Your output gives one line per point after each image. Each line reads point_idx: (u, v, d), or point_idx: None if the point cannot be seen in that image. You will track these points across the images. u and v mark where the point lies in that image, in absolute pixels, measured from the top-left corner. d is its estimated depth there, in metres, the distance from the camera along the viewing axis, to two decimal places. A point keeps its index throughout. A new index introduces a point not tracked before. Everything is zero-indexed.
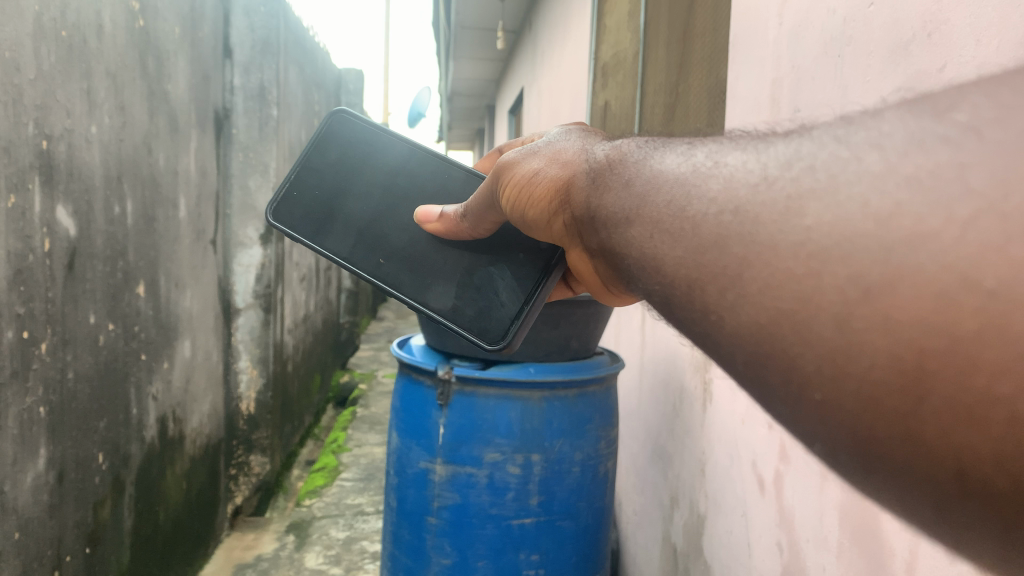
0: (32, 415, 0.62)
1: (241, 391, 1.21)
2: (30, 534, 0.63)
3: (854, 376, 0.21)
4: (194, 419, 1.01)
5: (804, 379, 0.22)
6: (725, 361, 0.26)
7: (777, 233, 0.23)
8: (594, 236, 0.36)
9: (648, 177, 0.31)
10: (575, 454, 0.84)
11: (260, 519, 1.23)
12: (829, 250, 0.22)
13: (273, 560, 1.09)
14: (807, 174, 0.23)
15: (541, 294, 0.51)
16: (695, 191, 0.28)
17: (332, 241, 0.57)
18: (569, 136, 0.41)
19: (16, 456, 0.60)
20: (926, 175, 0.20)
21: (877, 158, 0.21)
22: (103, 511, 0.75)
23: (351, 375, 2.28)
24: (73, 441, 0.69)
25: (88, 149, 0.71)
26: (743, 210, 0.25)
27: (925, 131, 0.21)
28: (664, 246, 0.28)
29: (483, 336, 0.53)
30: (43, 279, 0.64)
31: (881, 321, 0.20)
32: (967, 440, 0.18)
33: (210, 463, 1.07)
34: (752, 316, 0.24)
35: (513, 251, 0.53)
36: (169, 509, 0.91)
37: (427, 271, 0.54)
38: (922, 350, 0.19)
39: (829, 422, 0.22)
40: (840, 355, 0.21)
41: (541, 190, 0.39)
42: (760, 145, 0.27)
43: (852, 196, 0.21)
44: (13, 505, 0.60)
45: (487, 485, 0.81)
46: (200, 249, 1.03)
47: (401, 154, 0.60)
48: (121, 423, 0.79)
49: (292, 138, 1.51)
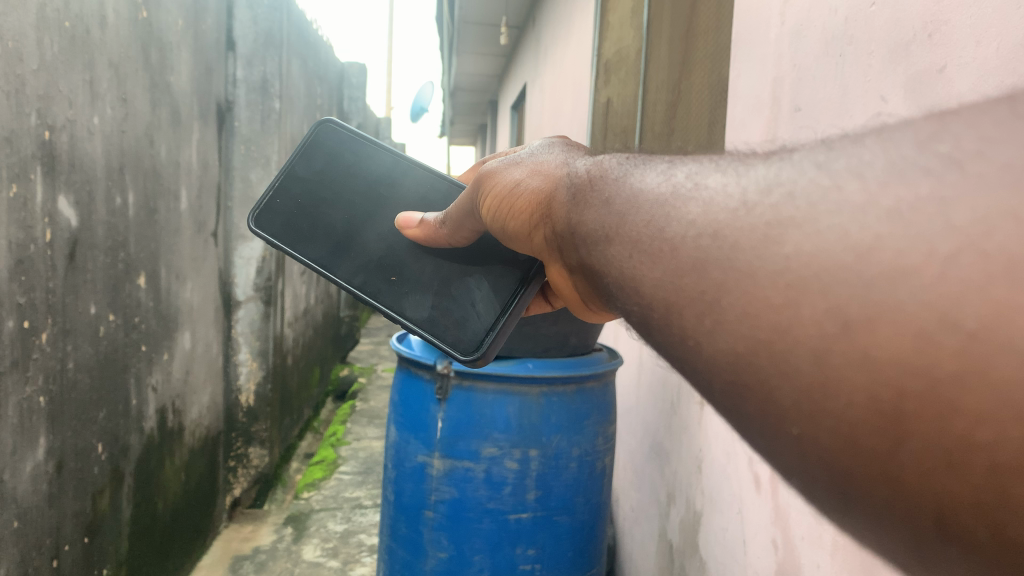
0: (31, 404, 0.63)
1: (240, 383, 1.20)
2: (29, 523, 0.63)
3: (831, 413, 0.21)
4: (193, 411, 1.01)
5: (781, 413, 0.22)
6: (703, 387, 0.26)
7: (756, 260, 0.23)
8: (574, 253, 0.36)
9: (628, 196, 0.31)
10: (572, 450, 0.84)
11: (257, 511, 1.24)
12: (809, 279, 0.21)
13: (271, 552, 1.09)
14: (786, 202, 0.23)
15: (514, 301, 0.52)
16: (675, 212, 0.28)
17: (313, 249, 0.57)
18: (552, 149, 0.41)
19: (16, 446, 0.60)
20: (907, 208, 0.20)
21: (857, 186, 0.21)
22: (102, 500, 0.75)
23: (351, 369, 2.28)
24: (73, 431, 0.70)
25: (89, 140, 0.71)
26: (723, 234, 0.25)
27: (907, 161, 0.21)
28: (641, 264, 0.28)
29: (455, 347, 0.52)
30: (44, 269, 0.64)
31: (859, 359, 0.20)
32: (945, 486, 0.18)
33: (208, 456, 1.08)
34: (728, 344, 0.24)
35: (490, 261, 0.53)
36: (167, 500, 0.92)
37: (408, 284, 0.55)
38: (901, 392, 0.19)
39: (806, 456, 0.22)
40: (819, 390, 0.21)
41: (520, 201, 0.39)
42: (739, 167, 0.27)
43: (831, 225, 0.21)
44: (13, 494, 0.60)
45: (484, 478, 0.81)
46: (201, 241, 1.03)
47: (388, 163, 0.60)
48: (121, 414, 0.79)
49: (294, 131, 1.51)
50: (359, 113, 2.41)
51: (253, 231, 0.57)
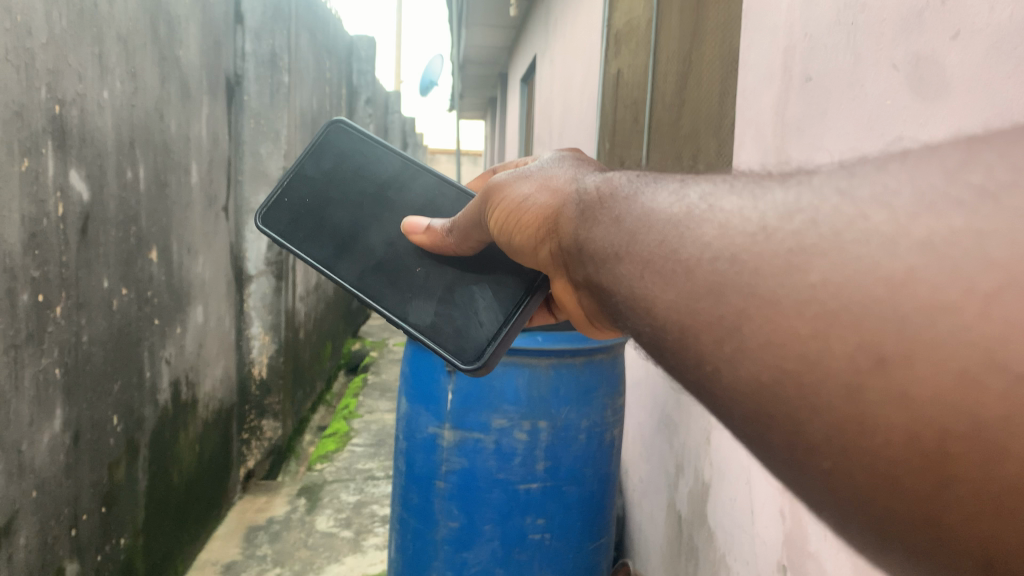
0: (48, 376, 0.64)
1: (253, 355, 1.21)
2: (48, 493, 0.64)
3: (866, 450, 0.20)
4: (206, 384, 1.02)
5: (810, 446, 0.22)
6: (722, 414, 0.25)
7: (779, 288, 0.23)
8: (580, 269, 0.35)
9: (637, 217, 0.31)
10: (581, 421, 0.84)
11: (271, 483, 1.25)
12: (840, 309, 0.21)
13: (284, 523, 1.11)
14: (808, 229, 0.23)
15: (518, 312, 0.52)
16: (689, 233, 0.27)
17: (317, 248, 0.57)
18: (561, 164, 0.41)
19: (32, 416, 0.61)
20: (940, 240, 0.19)
21: (885, 217, 0.21)
22: (118, 471, 0.77)
23: (362, 343, 2.30)
24: (89, 402, 0.71)
25: (100, 115, 0.71)
26: (741, 259, 0.24)
27: (937, 191, 0.20)
28: (653, 286, 0.28)
29: (458, 356, 0.53)
30: (57, 242, 0.64)
31: (899, 396, 0.20)
32: (992, 529, 0.18)
33: (222, 428, 1.09)
34: (751, 371, 0.23)
35: (495, 270, 0.53)
36: (183, 471, 0.93)
37: (410, 288, 0.54)
38: (945, 432, 0.19)
39: (838, 491, 0.21)
40: (854, 425, 0.21)
41: (529, 216, 0.38)
42: (756, 190, 0.26)
43: (860, 256, 0.21)
44: (31, 461, 0.61)
45: (494, 450, 0.82)
46: (212, 215, 1.04)
47: (396, 166, 0.60)
48: (135, 386, 0.80)
49: (302, 104, 1.51)
50: (367, 86, 2.41)
51: (259, 228, 0.57)
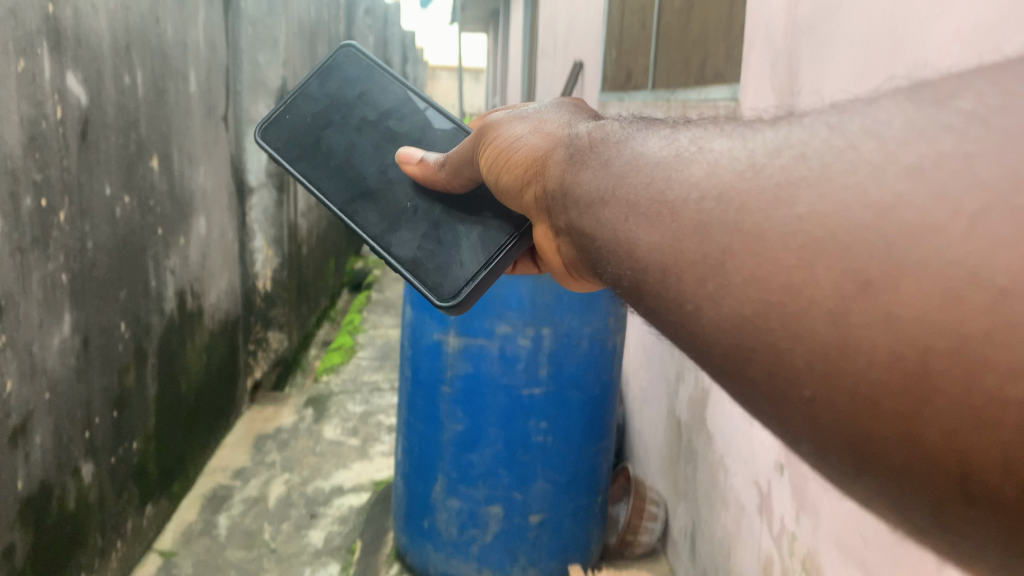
0: (54, 281, 0.64)
1: (258, 268, 1.21)
2: (60, 395, 0.66)
3: (849, 378, 0.19)
4: (211, 295, 1.03)
5: (792, 377, 0.21)
6: (701, 355, 0.24)
7: (764, 222, 0.22)
8: (562, 211, 0.34)
9: (627, 159, 0.29)
10: (583, 328, 0.85)
11: (279, 394, 1.28)
12: (826, 237, 0.20)
13: (292, 433, 1.15)
14: (797, 163, 0.22)
15: (498, 255, 0.50)
16: (677, 175, 0.26)
17: (311, 169, 0.55)
18: (560, 108, 0.39)
19: (41, 319, 0.62)
20: (929, 163, 0.18)
21: (874, 146, 0.20)
22: (128, 376, 0.78)
23: (366, 260, 2.32)
24: (96, 308, 0.71)
25: (94, 15, 0.69)
26: (729, 196, 0.23)
27: (926, 117, 0.19)
28: (637, 228, 0.27)
29: (435, 292, 0.50)
30: (57, 146, 0.64)
31: (881, 319, 0.18)
32: (971, 443, 0.17)
33: (229, 338, 1.10)
34: (734, 308, 0.22)
35: (483, 208, 0.51)
36: (190, 381, 0.94)
37: (397, 220, 0.52)
38: (927, 350, 0.17)
39: (818, 420, 0.20)
40: (835, 352, 0.19)
41: (516, 155, 0.37)
42: (746, 131, 0.25)
43: (846, 185, 0.20)
44: (42, 364, 0.63)
45: (498, 355, 0.83)
46: (212, 124, 1.02)
47: (400, 99, 0.58)
48: (141, 294, 0.81)
49: (302, 16, 1.48)
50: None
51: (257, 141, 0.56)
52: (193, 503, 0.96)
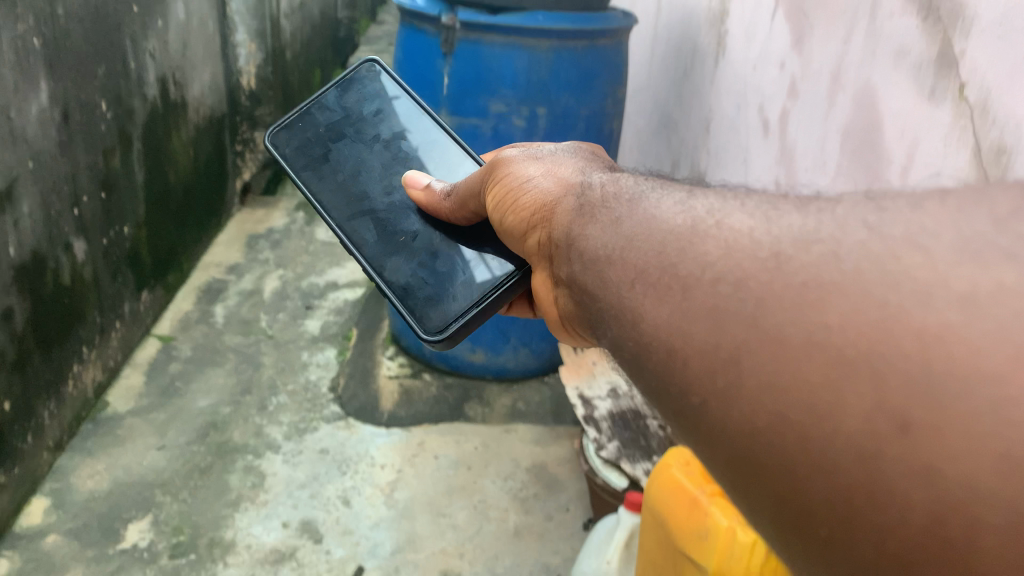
0: (25, 45, 0.60)
1: (240, 65, 1.14)
2: (44, 166, 0.64)
3: (875, 530, 0.16)
4: (194, 89, 0.97)
5: (804, 512, 0.17)
6: (697, 454, 0.21)
7: (786, 321, 0.19)
8: (562, 261, 0.30)
9: (644, 219, 0.26)
10: (581, 109, 0.76)
11: (270, 198, 1.27)
12: (870, 363, 0.17)
13: (286, 234, 1.16)
14: (828, 262, 0.19)
15: (495, 292, 0.44)
16: (691, 246, 0.23)
17: (319, 183, 0.49)
18: (575, 154, 0.37)
19: (14, 84, 0.59)
20: (986, 295, 0.16)
21: (924, 259, 0.18)
22: (113, 160, 0.76)
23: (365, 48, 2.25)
24: (72, 79, 0.67)
25: None
26: (746, 284, 0.20)
27: (987, 235, 0.18)
28: (642, 303, 0.23)
29: (421, 324, 0.44)
30: None
31: (923, 473, 0.15)
32: None
33: (215, 135, 1.06)
34: (741, 413, 0.19)
35: (484, 245, 0.45)
36: (178, 173, 0.92)
37: (395, 241, 0.47)
38: (981, 523, 0.15)
39: (836, 571, 0.17)
40: (860, 495, 0.16)
41: (524, 197, 0.35)
42: (770, 211, 0.22)
43: (882, 295, 0.18)
44: (20, 131, 0.60)
45: (492, 136, 0.76)
46: None
47: (420, 125, 0.52)
48: (121, 75, 0.76)
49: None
50: None
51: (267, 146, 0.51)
52: (189, 292, 0.98)
